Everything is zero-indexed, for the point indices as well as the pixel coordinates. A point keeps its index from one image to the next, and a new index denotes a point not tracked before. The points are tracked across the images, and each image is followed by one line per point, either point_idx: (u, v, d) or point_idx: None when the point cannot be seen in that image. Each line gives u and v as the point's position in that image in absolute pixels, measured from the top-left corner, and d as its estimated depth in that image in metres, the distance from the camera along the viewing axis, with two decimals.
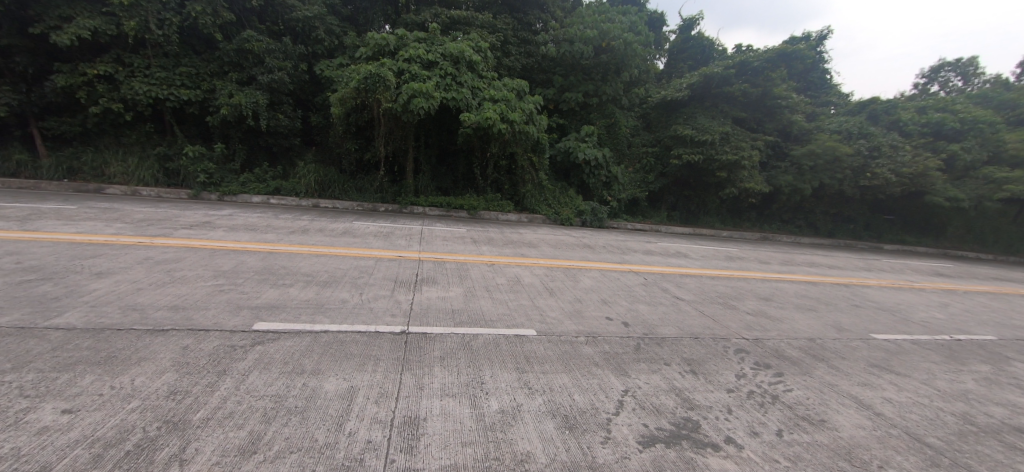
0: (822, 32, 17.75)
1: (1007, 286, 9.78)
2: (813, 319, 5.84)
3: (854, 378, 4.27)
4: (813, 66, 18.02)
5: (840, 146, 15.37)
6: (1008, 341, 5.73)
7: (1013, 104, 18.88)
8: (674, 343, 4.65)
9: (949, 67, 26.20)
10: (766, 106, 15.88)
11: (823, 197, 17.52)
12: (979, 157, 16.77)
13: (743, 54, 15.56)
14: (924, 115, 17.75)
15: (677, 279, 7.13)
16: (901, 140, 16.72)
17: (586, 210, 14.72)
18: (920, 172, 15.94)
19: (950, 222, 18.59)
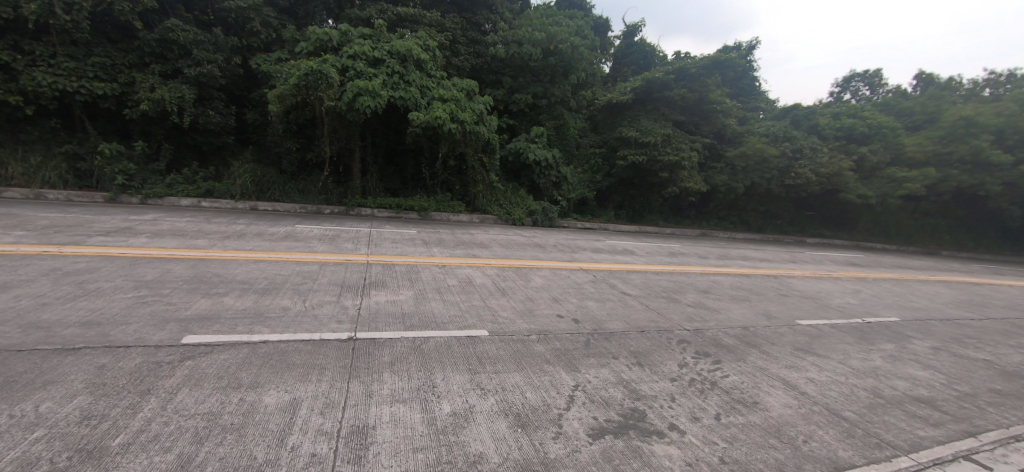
0: (750, 43, 19.18)
1: (906, 273, 11.04)
2: (747, 308, 6.26)
3: (782, 361, 4.62)
4: (744, 74, 19.43)
5: (768, 148, 16.65)
6: (907, 321, 6.47)
7: (909, 112, 21.35)
8: (621, 337, 4.80)
9: (858, 78, 29.22)
10: (703, 110, 16.90)
11: (754, 195, 18.88)
12: (882, 159, 18.79)
13: (681, 61, 16.47)
14: (838, 120, 19.66)
15: (624, 276, 7.39)
16: (819, 144, 18.39)
17: (537, 210, 14.91)
18: (835, 172, 17.62)
19: (861, 217, 20.68)
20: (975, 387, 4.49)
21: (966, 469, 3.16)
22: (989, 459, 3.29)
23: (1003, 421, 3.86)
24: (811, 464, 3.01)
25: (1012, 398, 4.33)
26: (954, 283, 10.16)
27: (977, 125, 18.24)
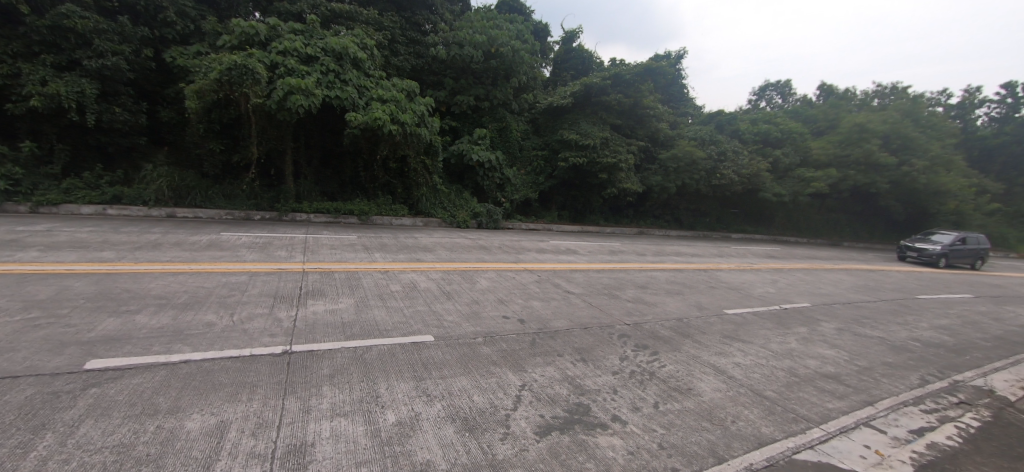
0: (679, 52, 20.51)
1: (814, 263, 12.32)
2: (681, 301, 6.66)
3: (713, 349, 4.96)
4: (673, 81, 20.74)
5: (696, 151, 17.87)
6: (816, 306, 7.21)
7: (814, 119, 23.89)
8: (565, 335, 4.92)
9: (772, 88, 32.28)
10: (638, 115, 17.80)
11: (685, 195, 20.16)
12: (793, 160, 20.85)
13: (617, 67, 17.26)
14: (755, 126, 21.54)
15: (568, 274, 7.58)
16: (740, 147, 20.04)
17: (482, 212, 14.89)
18: (754, 173, 19.27)
19: (777, 214, 22.76)
20: (871, 361, 5.10)
21: (866, 434, 3.58)
22: (884, 424, 3.76)
23: (892, 389, 4.43)
24: (738, 443, 3.26)
25: (899, 368, 4.97)
26: (852, 271, 11.50)
27: (867, 131, 20.83)
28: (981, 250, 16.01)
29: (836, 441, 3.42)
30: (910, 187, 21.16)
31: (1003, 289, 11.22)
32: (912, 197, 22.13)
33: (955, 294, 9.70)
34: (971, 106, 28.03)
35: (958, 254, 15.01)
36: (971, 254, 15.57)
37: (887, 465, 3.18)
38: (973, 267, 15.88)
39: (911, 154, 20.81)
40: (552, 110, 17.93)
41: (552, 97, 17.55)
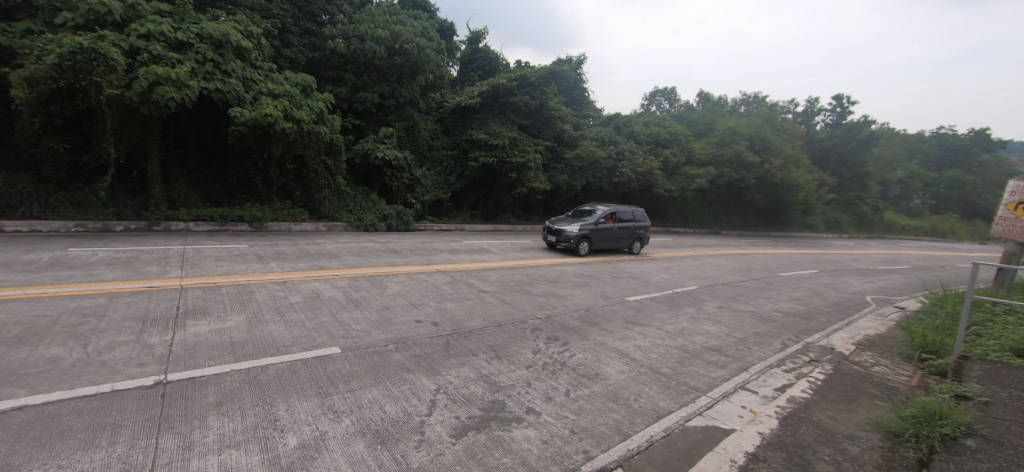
0: (579, 58, 21.71)
1: (698, 250, 13.88)
2: (588, 292, 7.06)
3: (617, 334, 5.33)
4: (575, 84, 21.96)
5: (597, 151, 19.09)
6: (701, 288, 8.12)
7: (696, 123, 26.91)
8: (479, 334, 4.93)
9: (660, 94, 35.73)
10: (544, 116, 18.55)
11: (589, 192, 21.42)
12: (680, 159, 23.28)
13: (523, 69, 17.76)
14: (648, 128, 23.65)
15: (481, 274, 7.62)
16: (635, 147, 21.83)
17: (391, 214, 14.34)
18: (648, 171, 21.14)
19: (669, 207, 25.16)
20: (745, 332, 5.88)
21: (742, 396, 4.12)
22: (755, 386, 4.36)
23: (761, 355, 5.15)
24: (641, 418, 3.54)
25: (765, 336, 5.81)
26: (728, 255, 13.18)
27: (737, 134, 24.06)
28: (646, 230, 12.56)
29: (719, 406, 3.89)
30: (770, 182, 24.85)
31: (836, 263, 13.69)
32: (772, 190, 26.03)
33: (804, 270, 11.60)
34: (812, 114, 33.76)
35: (599, 238, 11.09)
36: (620, 236, 11.66)
37: (758, 421, 3.70)
38: (632, 252, 12.16)
39: (769, 154, 24.49)
40: (460, 110, 17.85)
41: (460, 97, 17.58)
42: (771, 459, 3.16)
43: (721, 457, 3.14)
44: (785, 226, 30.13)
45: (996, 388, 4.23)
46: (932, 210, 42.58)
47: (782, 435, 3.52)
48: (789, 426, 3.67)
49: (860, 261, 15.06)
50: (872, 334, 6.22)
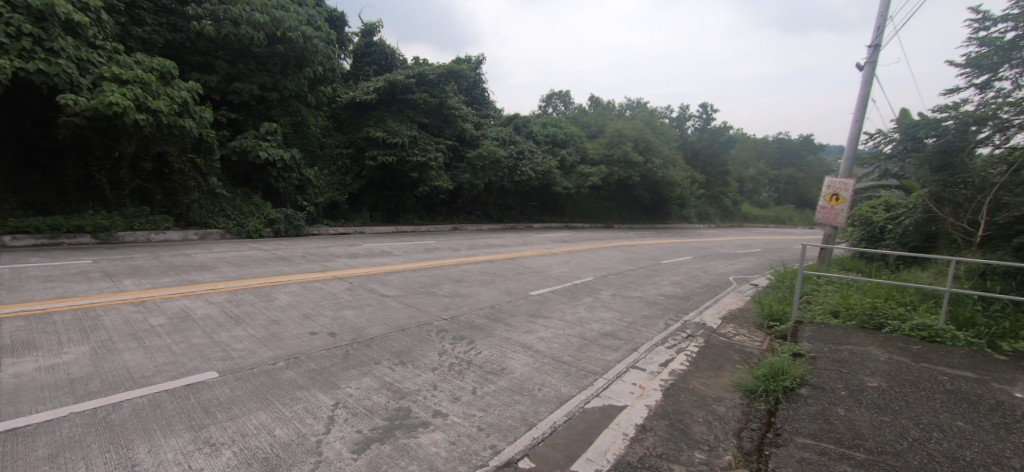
0: (478, 58, 22.00)
1: (594, 243, 14.93)
2: (492, 289, 7.20)
3: (520, 329, 5.51)
4: (475, 84, 22.37)
5: (499, 150, 19.52)
6: (596, 278, 8.75)
7: (588, 125, 29.54)
8: (382, 341, 4.73)
9: (557, 97, 37.69)
10: (444, 114, 18.43)
11: (492, 191, 21.74)
12: (575, 159, 24.88)
13: (421, 67, 17.57)
14: (545, 129, 24.93)
15: (382, 278, 7.32)
16: (534, 147, 22.82)
17: (278, 218, 13.20)
18: (546, 170, 22.19)
19: (567, 204, 26.30)
20: (634, 316, 6.48)
21: (632, 374, 4.55)
22: (643, 363, 4.84)
23: (648, 335, 5.73)
24: (545, 407, 3.72)
25: (651, 318, 6.47)
26: (618, 247, 14.40)
27: (623, 136, 26.68)
28: None
29: (613, 386, 4.25)
30: (653, 179, 27.71)
31: (706, 250, 15.72)
32: (655, 186, 29.17)
33: (681, 257, 13.12)
34: (684, 119, 38.44)
35: None
36: None
37: (645, 395, 4.12)
38: None
39: (651, 154, 27.67)
40: (356, 106, 17.04)
41: (353, 92, 16.75)
42: (656, 428, 3.54)
43: (616, 432, 3.43)
44: (667, 218, 33.90)
45: (818, 344, 5.28)
46: (775, 201, 51.27)
47: (665, 405, 3.96)
48: (670, 396, 4.14)
49: (722, 247, 17.59)
50: (733, 308, 7.29)
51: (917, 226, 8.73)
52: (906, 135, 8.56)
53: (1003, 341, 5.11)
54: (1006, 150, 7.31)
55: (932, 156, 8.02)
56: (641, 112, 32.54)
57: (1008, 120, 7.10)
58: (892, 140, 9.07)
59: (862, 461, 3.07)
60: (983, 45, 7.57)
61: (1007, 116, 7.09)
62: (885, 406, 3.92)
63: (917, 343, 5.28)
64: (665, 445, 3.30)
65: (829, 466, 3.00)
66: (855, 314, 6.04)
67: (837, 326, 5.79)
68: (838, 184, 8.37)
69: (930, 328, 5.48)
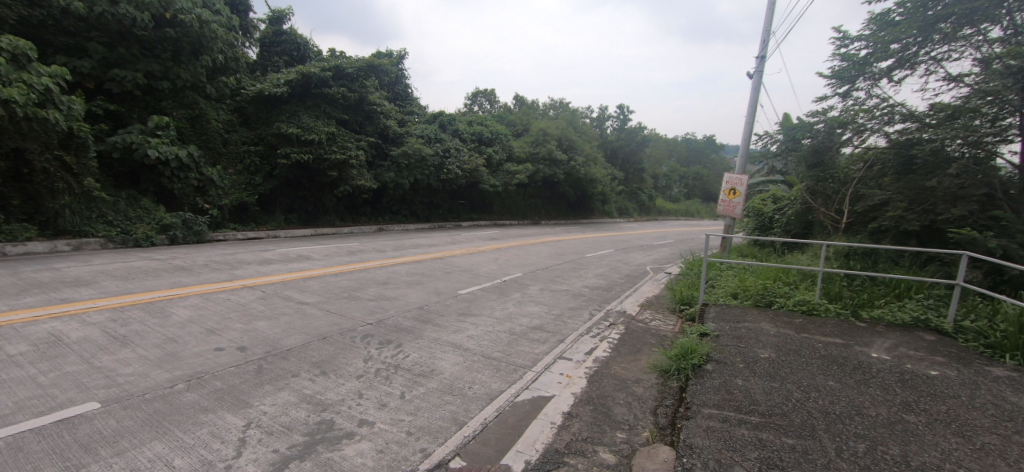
0: (400, 52, 21.45)
1: (522, 240, 15.26)
2: (420, 290, 7.07)
3: (450, 328, 5.48)
4: (397, 80, 21.79)
5: (424, 148, 19.22)
6: (524, 274, 8.97)
7: (515, 124, 30.13)
8: (300, 351, 4.43)
9: (482, 96, 37.81)
10: (365, 110, 17.72)
11: (418, 190, 21.28)
12: (502, 157, 25.23)
13: (338, 60, 16.76)
14: (471, 127, 25.00)
15: (300, 284, 6.87)
16: (460, 145, 22.74)
17: (174, 223, 11.85)
18: (473, 168, 22.22)
19: (495, 202, 26.47)
20: (561, 308, 6.75)
21: (560, 364, 4.75)
22: (570, 353, 5.06)
23: (574, 326, 5.99)
24: (475, 404, 3.75)
25: (577, 309, 6.78)
26: (546, 243, 14.83)
27: (548, 135, 27.67)
28: None
29: (542, 377, 4.40)
30: (576, 176, 28.95)
31: (625, 243, 16.77)
32: (578, 183, 30.48)
33: (603, 250, 13.86)
34: (604, 120, 40.63)
35: None
36: None
37: (572, 383, 4.32)
38: None
39: (573, 152, 29.07)
40: (264, 99, 15.62)
41: (261, 84, 15.36)
42: (581, 414, 3.72)
43: (544, 422, 3.55)
44: (590, 214, 35.56)
45: (721, 323, 5.88)
46: (686, 196, 56.08)
47: (590, 391, 4.18)
48: (594, 382, 4.38)
49: (641, 239, 18.86)
50: (649, 296, 7.85)
51: (798, 215, 10.15)
52: (788, 136, 9.92)
53: (862, 311, 6.11)
54: (863, 150, 8.45)
55: (807, 154, 9.43)
56: (564, 113, 33.83)
57: (863, 124, 8.22)
58: (776, 141, 10.36)
59: (756, 424, 3.49)
60: (845, 61, 8.90)
61: (862, 121, 8.24)
62: (774, 373, 4.49)
63: (798, 317, 6.11)
64: (589, 429, 3.49)
65: (729, 431, 3.37)
66: (751, 294, 6.80)
67: (736, 306, 6.51)
68: (735, 180, 9.39)
69: (809, 302, 6.38)
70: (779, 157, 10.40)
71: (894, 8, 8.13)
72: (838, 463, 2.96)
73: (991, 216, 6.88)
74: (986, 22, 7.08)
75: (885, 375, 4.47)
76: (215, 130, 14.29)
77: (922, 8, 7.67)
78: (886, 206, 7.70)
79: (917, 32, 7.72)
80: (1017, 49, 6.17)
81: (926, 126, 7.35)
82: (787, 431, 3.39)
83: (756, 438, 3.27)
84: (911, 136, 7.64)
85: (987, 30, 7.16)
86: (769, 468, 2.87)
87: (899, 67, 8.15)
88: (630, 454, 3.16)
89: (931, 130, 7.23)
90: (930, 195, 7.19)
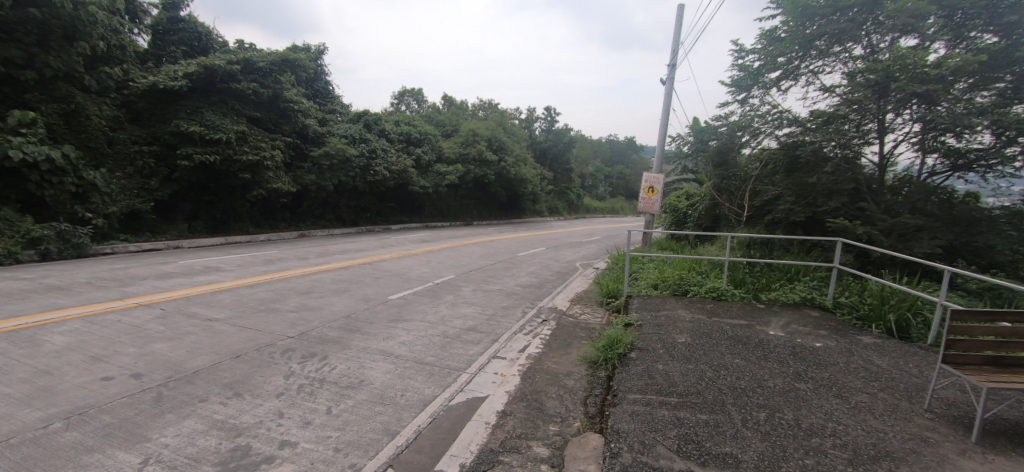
0: (318, 46, 20.32)
1: (454, 241, 15.18)
2: (347, 298, 6.76)
3: (380, 336, 5.30)
4: (316, 76, 20.67)
5: (348, 149, 18.42)
6: (457, 276, 8.93)
7: (444, 124, 29.86)
8: (210, 374, 4.03)
9: (409, 95, 37.00)
10: (281, 108, 16.60)
11: (343, 192, 20.30)
12: (431, 158, 24.92)
13: (247, 52, 15.48)
14: (398, 127, 24.34)
15: (209, 299, 6.25)
16: (387, 145, 22.05)
17: (45, 235, 10.20)
18: (402, 169, 21.68)
19: (426, 204, 25.99)
20: (494, 308, 6.82)
21: (494, 364, 4.81)
22: (503, 352, 5.14)
23: (507, 325, 6.09)
24: (408, 412, 3.66)
25: (509, 308, 6.90)
26: (479, 243, 14.83)
27: (477, 136, 27.88)
28: None
29: (477, 378, 4.42)
30: (507, 177, 29.41)
31: (555, 241, 17.34)
32: (509, 184, 30.91)
33: (534, 248, 14.21)
34: (532, 121, 41.60)
35: None
36: None
37: (505, 382, 4.39)
38: None
39: (503, 153, 29.49)
40: (158, 94, 13.89)
41: (154, 76, 13.57)
42: (514, 411, 3.80)
43: (478, 422, 3.57)
44: (522, 214, 36.24)
45: (643, 312, 6.31)
46: (611, 195, 59.18)
47: (523, 387, 4.28)
48: (527, 379, 4.49)
49: (569, 236, 19.62)
50: (579, 292, 8.19)
51: (707, 210, 11.21)
52: (697, 138, 10.86)
53: (761, 294, 6.88)
54: (758, 151, 9.46)
55: (714, 154, 10.38)
56: (493, 113, 34.08)
57: (759, 128, 9.20)
58: (687, 142, 11.27)
59: (675, 404, 3.80)
60: (742, 71, 9.90)
61: (757, 125, 9.22)
62: (689, 356, 4.90)
63: (709, 302, 6.73)
64: (523, 425, 3.57)
65: (651, 413, 3.63)
66: (669, 284, 7.34)
67: (656, 296, 7.01)
68: (652, 179, 10.08)
69: (717, 289, 7.05)
70: (690, 157, 11.28)
71: (780, 26, 9.22)
72: (744, 432, 3.31)
73: (858, 207, 8.08)
74: (851, 41, 8.29)
75: (780, 350, 5.08)
76: (97, 127, 12.33)
77: (801, 27, 8.78)
78: (778, 201, 8.72)
79: (798, 48, 8.80)
80: (873, 66, 7.26)
81: (807, 130, 8.40)
82: (701, 408, 3.73)
83: (674, 417, 3.56)
84: (796, 139, 8.66)
85: (851, 48, 8.36)
86: (687, 444, 3.14)
87: (785, 77, 9.23)
88: (563, 445, 3.28)
89: (811, 134, 8.28)
90: (812, 190, 8.27)
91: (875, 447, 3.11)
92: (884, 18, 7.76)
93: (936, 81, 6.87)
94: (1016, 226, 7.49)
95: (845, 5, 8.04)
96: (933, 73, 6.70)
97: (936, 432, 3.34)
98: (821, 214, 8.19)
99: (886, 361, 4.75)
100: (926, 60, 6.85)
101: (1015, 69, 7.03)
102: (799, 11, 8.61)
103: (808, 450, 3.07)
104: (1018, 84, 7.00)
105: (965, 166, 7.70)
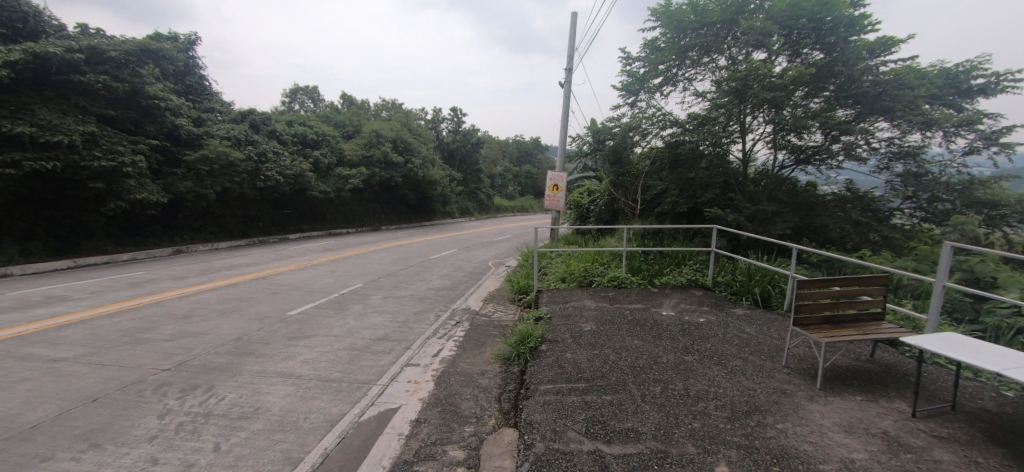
0: (188, 36, 17.97)
1: (362, 248, 14.48)
2: (237, 319, 6.12)
3: (278, 356, 4.90)
4: (188, 68, 18.24)
5: (232, 153, 16.67)
6: (364, 284, 8.54)
7: (344, 124, 28.25)
8: (56, 426, 3.38)
9: (302, 92, 34.27)
10: (142, 106, 14.45)
11: (228, 201, 18.20)
12: (331, 161, 23.43)
13: (92, 39, 13.18)
14: (292, 127, 22.44)
15: (53, 336, 5.22)
16: (280, 148, 20.25)
17: None
18: (298, 173, 20.12)
19: (327, 210, 24.35)
20: (405, 315, 6.66)
21: (408, 372, 4.71)
22: (417, 358, 5.07)
23: (420, 330, 6.00)
24: (313, 435, 3.45)
25: (421, 313, 6.79)
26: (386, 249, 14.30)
27: (381, 137, 26.86)
28: None
29: (389, 389, 4.30)
30: (415, 179, 28.74)
31: (467, 241, 17.41)
32: (417, 186, 30.25)
33: (445, 250, 14.10)
34: (438, 122, 41.08)
35: None
36: None
37: (420, 389, 4.33)
38: None
39: (410, 154, 28.73)
40: None
41: None
42: (429, 417, 3.78)
43: (391, 435, 3.48)
44: (432, 216, 35.68)
45: (553, 305, 6.64)
46: (520, 194, 60.86)
47: (438, 392, 4.27)
48: (442, 382, 4.49)
49: (480, 236, 19.87)
50: (491, 291, 8.35)
51: (607, 205, 12.06)
52: (594, 138, 11.30)
53: (655, 279, 7.62)
54: (648, 149, 10.41)
55: (610, 153, 11.10)
56: (397, 114, 33.00)
57: (647, 128, 10.12)
58: (586, 143, 11.95)
59: (582, 389, 4.07)
60: (630, 77, 10.79)
61: (645, 126, 10.15)
62: (594, 342, 5.28)
63: (611, 291, 7.30)
64: (438, 431, 3.57)
65: (562, 401, 3.85)
66: (576, 276, 7.81)
67: (564, 289, 7.42)
68: (556, 178, 10.60)
69: (618, 278, 7.66)
70: (590, 155, 12.00)
71: (659, 37, 10.22)
72: (642, 406, 3.68)
73: (728, 198, 9.36)
74: (716, 53, 9.52)
75: (670, 328, 5.68)
76: None
77: (677, 39, 9.82)
78: (665, 194, 9.70)
79: (675, 57, 9.83)
80: (734, 75, 8.39)
81: (686, 130, 9.46)
82: (605, 389, 4.05)
83: (582, 402, 3.82)
84: (678, 138, 9.73)
85: (717, 59, 9.61)
86: (594, 425, 3.39)
87: (665, 83, 10.23)
88: (479, 445, 3.35)
89: (690, 134, 9.34)
90: (692, 184, 9.38)
91: (746, 404, 3.66)
92: (741, 34, 9.08)
93: (781, 88, 8.13)
94: (841, 208, 9.22)
95: (711, 21, 9.25)
96: (779, 82, 7.96)
97: (790, 384, 4.02)
98: (701, 204, 9.31)
99: (752, 329, 5.58)
100: (772, 72, 8.07)
101: (835, 81, 8.66)
102: (674, 24, 9.67)
103: (694, 414, 3.51)
104: (838, 93, 8.63)
105: (805, 160, 9.28)
